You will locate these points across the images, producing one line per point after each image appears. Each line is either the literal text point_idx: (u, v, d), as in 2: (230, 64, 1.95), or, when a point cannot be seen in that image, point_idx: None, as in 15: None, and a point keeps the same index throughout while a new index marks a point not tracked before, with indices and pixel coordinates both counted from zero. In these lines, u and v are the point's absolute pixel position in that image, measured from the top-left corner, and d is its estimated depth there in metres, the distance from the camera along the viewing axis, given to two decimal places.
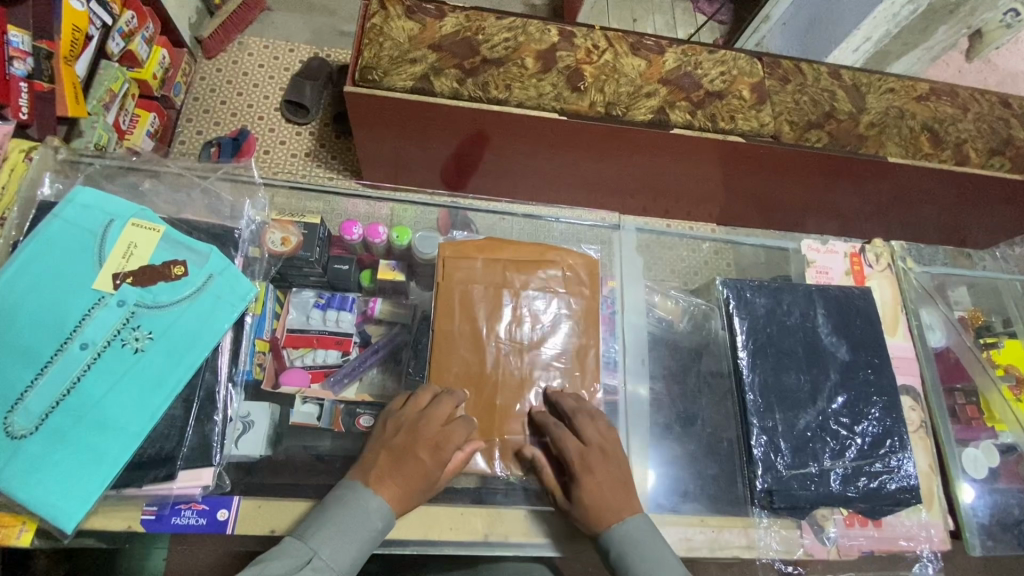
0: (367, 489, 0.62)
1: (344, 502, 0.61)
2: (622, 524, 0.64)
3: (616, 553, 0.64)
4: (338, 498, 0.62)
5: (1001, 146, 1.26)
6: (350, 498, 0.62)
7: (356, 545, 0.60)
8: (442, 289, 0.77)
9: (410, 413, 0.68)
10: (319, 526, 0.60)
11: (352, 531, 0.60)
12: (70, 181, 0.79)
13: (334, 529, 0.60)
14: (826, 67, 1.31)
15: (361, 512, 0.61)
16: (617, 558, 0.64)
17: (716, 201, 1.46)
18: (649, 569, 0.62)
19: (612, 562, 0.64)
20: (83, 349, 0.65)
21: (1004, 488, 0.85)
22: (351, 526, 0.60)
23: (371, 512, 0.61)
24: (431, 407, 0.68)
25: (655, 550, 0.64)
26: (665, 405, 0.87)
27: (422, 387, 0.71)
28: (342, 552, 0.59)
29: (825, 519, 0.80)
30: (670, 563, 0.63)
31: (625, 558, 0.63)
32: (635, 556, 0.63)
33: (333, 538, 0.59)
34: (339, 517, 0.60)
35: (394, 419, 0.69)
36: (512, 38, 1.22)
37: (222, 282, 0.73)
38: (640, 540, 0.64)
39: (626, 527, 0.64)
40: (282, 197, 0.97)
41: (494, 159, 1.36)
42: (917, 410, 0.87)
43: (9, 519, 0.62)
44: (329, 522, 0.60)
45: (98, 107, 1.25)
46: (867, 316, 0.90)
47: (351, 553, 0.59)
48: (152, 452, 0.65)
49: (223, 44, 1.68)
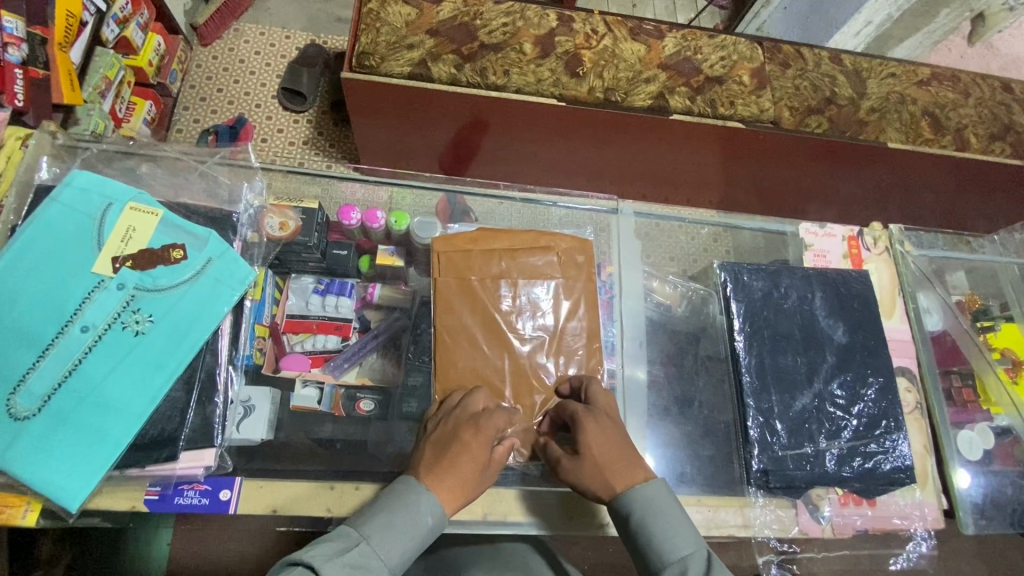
0: (416, 484, 0.61)
1: (394, 493, 0.61)
2: (645, 486, 0.63)
3: (639, 517, 0.61)
4: (391, 491, 0.61)
5: (1002, 131, 1.26)
6: (402, 491, 0.61)
7: (405, 537, 0.58)
8: (440, 278, 0.77)
9: (444, 407, 0.69)
10: (367, 513, 0.59)
11: (401, 521, 0.59)
12: (67, 165, 0.79)
13: (383, 518, 0.59)
14: (826, 52, 1.31)
15: (412, 505, 0.59)
16: (639, 523, 0.61)
17: (716, 187, 1.46)
18: (673, 533, 0.60)
19: (632, 528, 0.62)
20: (83, 332, 0.66)
21: (998, 469, 0.86)
22: (400, 519, 0.59)
23: (421, 507, 0.59)
24: (458, 404, 0.69)
25: (673, 516, 0.61)
26: (663, 387, 0.88)
27: (442, 399, 0.72)
28: (390, 542, 0.58)
29: (820, 498, 0.81)
30: (688, 534, 0.61)
31: (646, 522, 0.61)
32: (655, 522, 0.61)
33: (383, 529, 0.58)
34: (391, 509, 0.59)
35: (435, 419, 0.69)
36: (510, 23, 1.21)
37: (221, 266, 0.73)
38: (663, 506, 0.62)
39: (649, 490, 0.63)
40: (280, 182, 0.97)
41: (493, 146, 1.36)
42: (912, 392, 0.88)
43: (15, 500, 0.63)
44: (380, 512, 0.59)
45: (94, 94, 1.25)
46: (864, 299, 0.90)
47: (401, 547, 0.58)
48: (154, 433, 0.66)
49: (219, 31, 1.67)
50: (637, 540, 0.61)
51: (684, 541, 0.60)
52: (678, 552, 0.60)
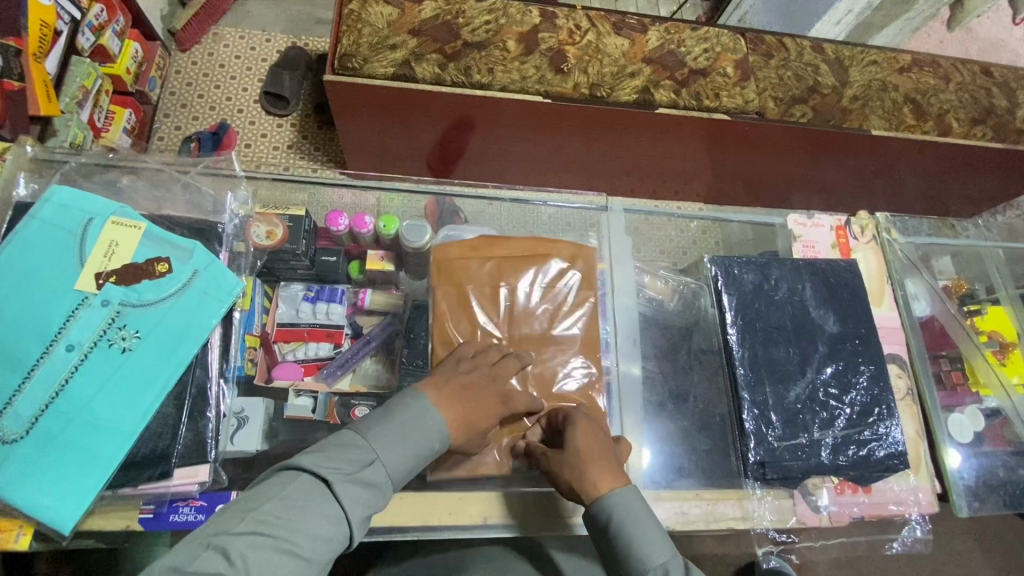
0: (432, 407, 0.61)
1: (407, 413, 0.59)
2: (623, 488, 0.63)
3: (618, 521, 0.61)
4: (402, 406, 0.60)
5: (983, 115, 1.27)
6: (414, 412, 0.60)
7: (413, 457, 0.58)
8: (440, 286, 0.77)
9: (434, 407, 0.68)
10: (379, 426, 0.58)
11: (412, 439, 0.58)
12: (45, 180, 0.77)
13: (395, 436, 0.58)
14: (808, 41, 1.31)
15: (423, 429, 0.59)
16: (618, 528, 0.60)
17: (703, 180, 1.47)
18: (651, 535, 0.60)
19: (612, 534, 0.61)
20: (69, 351, 0.65)
21: (988, 450, 0.87)
22: (411, 438, 0.58)
23: (431, 430, 0.59)
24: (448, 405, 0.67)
25: (651, 523, 0.61)
26: (658, 382, 0.88)
27: None
28: (400, 459, 0.57)
29: (817, 487, 0.81)
30: (664, 541, 0.60)
31: (622, 529, 0.60)
32: (633, 529, 0.60)
33: (394, 447, 0.57)
34: (402, 425, 0.58)
35: None
36: (493, 20, 1.20)
37: (207, 278, 0.73)
38: (639, 509, 0.62)
39: (626, 493, 0.62)
40: (266, 189, 0.94)
41: (480, 145, 1.35)
42: (903, 378, 0.89)
43: (6, 524, 0.62)
44: (389, 428, 0.58)
45: (70, 104, 1.22)
46: (853, 288, 0.91)
47: (408, 465, 0.58)
48: (146, 451, 0.65)
49: (198, 37, 1.64)
50: (616, 546, 0.60)
51: (660, 549, 0.59)
52: (657, 558, 0.59)
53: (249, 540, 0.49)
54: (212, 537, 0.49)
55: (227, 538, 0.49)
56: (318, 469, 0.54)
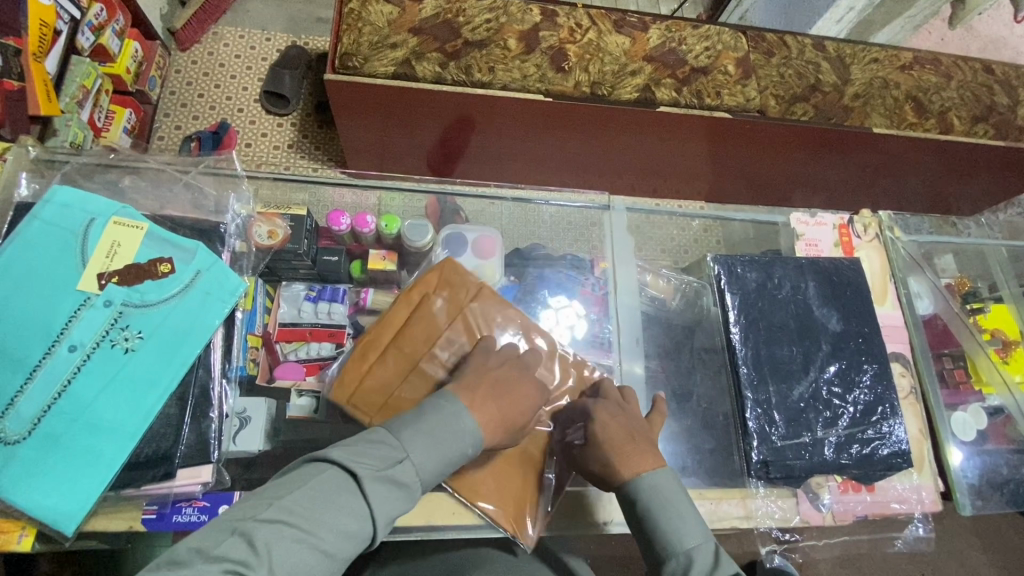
0: (467, 409, 0.60)
1: (444, 415, 0.58)
2: (652, 473, 0.62)
3: (645, 504, 0.61)
4: (438, 407, 0.59)
5: (984, 113, 1.27)
6: (450, 415, 0.59)
7: (444, 461, 0.57)
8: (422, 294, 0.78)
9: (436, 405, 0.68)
10: (411, 425, 0.57)
11: (446, 442, 0.57)
12: (46, 180, 0.77)
13: (428, 437, 0.57)
14: (810, 39, 1.31)
15: (456, 432, 0.58)
16: (646, 511, 0.60)
17: (704, 178, 1.46)
18: (677, 520, 0.59)
19: (640, 516, 0.61)
20: (71, 351, 0.65)
21: (991, 448, 0.87)
22: (444, 440, 0.57)
23: (465, 435, 0.58)
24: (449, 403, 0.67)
25: (679, 508, 0.60)
26: (662, 381, 0.87)
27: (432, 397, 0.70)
28: (432, 461, 0.56)
29: (820, 486, 0.81)
30: (693, 525, 0.60)
31: (650, 512, 0.60)
32: (660, 513, 0.60)
33: (427, 449, 0.56)
34: (435, 427, 0.58)
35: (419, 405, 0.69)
36: (493, 19, 1.20)
37: (210, 278, 0.72)
38: (668, 493, 0.61)
39: (655, 477, 0.62)
40: (267, 189, 0.94)
41: (481, 144, 1.35)
42: (907, 377, 0.89)
43: (9, 525, 0.62)
44: (423, 429, 0.57)
45: (71, 104, 1.22)
46: (857, 286, 0.91)
47: (439, 469, 0.57)
48: (148, 451, 0.65)
49: (197, 36, 1.64)
50: (644, 528, 0.60)
51: (686, 534, 0.59)
52: (684, 543, 0.58)
53: (274, 530, 0.49)
54: (238, 522, 0.49)
55: (252, 526, 0.49)
56: (349, 464, 0.53)
